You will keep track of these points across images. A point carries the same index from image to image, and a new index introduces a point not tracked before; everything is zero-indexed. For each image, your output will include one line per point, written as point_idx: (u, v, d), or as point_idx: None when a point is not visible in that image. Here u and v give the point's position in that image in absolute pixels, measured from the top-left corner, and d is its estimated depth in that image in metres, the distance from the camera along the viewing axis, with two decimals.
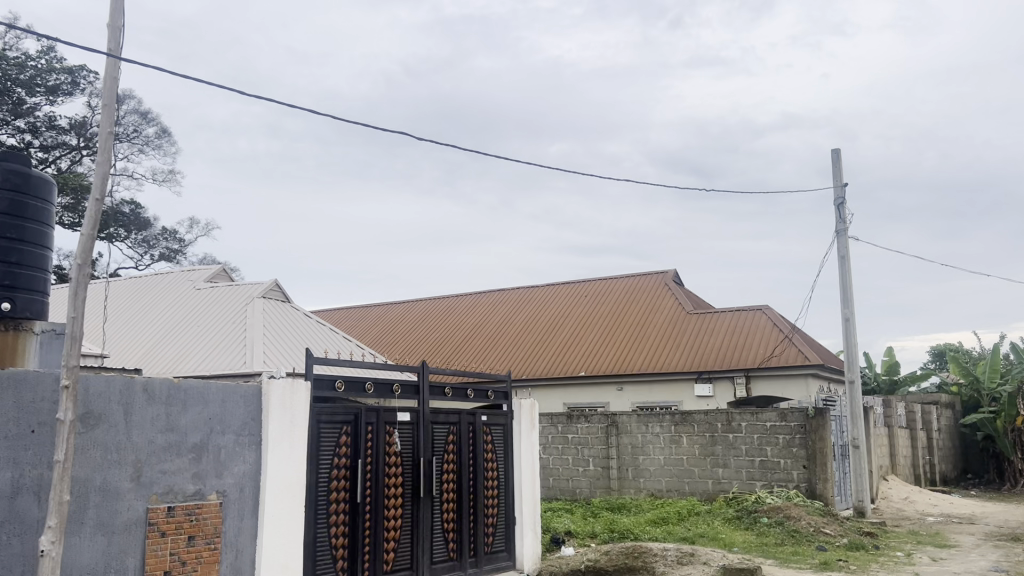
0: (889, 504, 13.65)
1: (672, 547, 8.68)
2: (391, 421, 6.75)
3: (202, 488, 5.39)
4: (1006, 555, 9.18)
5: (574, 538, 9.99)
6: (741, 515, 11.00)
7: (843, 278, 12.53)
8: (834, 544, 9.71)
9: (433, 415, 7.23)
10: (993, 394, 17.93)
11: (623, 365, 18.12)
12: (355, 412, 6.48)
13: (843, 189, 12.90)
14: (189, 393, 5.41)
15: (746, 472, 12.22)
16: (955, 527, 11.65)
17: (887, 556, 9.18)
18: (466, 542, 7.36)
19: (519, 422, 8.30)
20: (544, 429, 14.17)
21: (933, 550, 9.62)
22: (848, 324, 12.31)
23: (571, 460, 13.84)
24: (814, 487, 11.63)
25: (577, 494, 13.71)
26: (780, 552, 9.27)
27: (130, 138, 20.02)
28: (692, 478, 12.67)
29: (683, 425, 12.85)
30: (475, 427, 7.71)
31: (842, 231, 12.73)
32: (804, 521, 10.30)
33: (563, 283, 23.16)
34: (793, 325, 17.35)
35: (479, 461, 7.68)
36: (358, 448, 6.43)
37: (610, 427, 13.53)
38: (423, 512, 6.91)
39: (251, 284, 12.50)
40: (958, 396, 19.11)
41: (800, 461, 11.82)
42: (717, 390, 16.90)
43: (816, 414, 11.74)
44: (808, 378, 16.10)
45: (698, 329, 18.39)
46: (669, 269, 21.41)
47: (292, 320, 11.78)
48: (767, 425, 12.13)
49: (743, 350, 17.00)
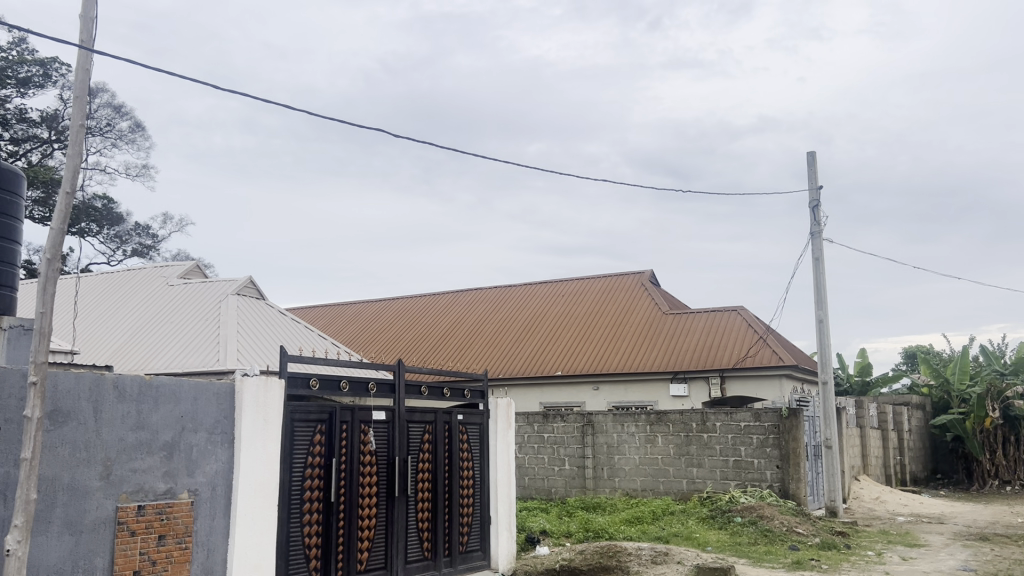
0: (860, 504, 13.81)
1: (646, 547, 8.70)
2: (366, 420, 6.71)
3: (173, 487, 5.33)
4: (974, 554, 9.32)
5: (550, 538, 9.97)
6: (715, 514, 11.07)
7: (818, 280, 12.64)
8: (807, 544, 9.79)
9: (409, 414, 7.20)
10: (962, 396, 18.18)
11: (599, 365, 18.16)
12: (330, 411, 6.42)
13: (818, 191, 13.02)
14: (160, 390, 5.34)
15: (720, 472, 12.29)
16: (924, 527, 11.81)
17: (859, 556, 9.27)
18: (441, 541, 7.34)
19: (495, 421, 8.30)
20: (521, 428, 14.15)
21: (903, 549, 9.75)
22: (822, 326, 12.43)
23: (547, 459, 13.83)
24: (787, 486, 11.73)
25: (553, 493, 13.71)
26: (753, 552, 9.32)
27: (103, 131, 19.73)
28: (667, 477, 12.73)
29: (658, 425, 12.90)
30: (451, 426, 7.69)
31: (817, 233, 12.84)
32: (777, 521, 10.37)
33: (540, 282, 23.18)
34: (768, 325, 17.51)
35: (455, 460, 7.66)
36: (332, 447, 6.38)
37: (586, 426, 13.56)
38: (398, 512, 6.88)
39: (226, 280, 12.37)
40: (929, 397, 19.35)
41: (774, 461, 11.91)
42: (693, 390, 16.98)
43: (789, 414, 11.83)
44: (782, 379, 16.24)
45: (673, 329, 18.48)
46: (646, 269, 21.49)
47: (265, 317, 11.68)
48: (741, 425, 12.21)
49: (718, 350, 17.11)
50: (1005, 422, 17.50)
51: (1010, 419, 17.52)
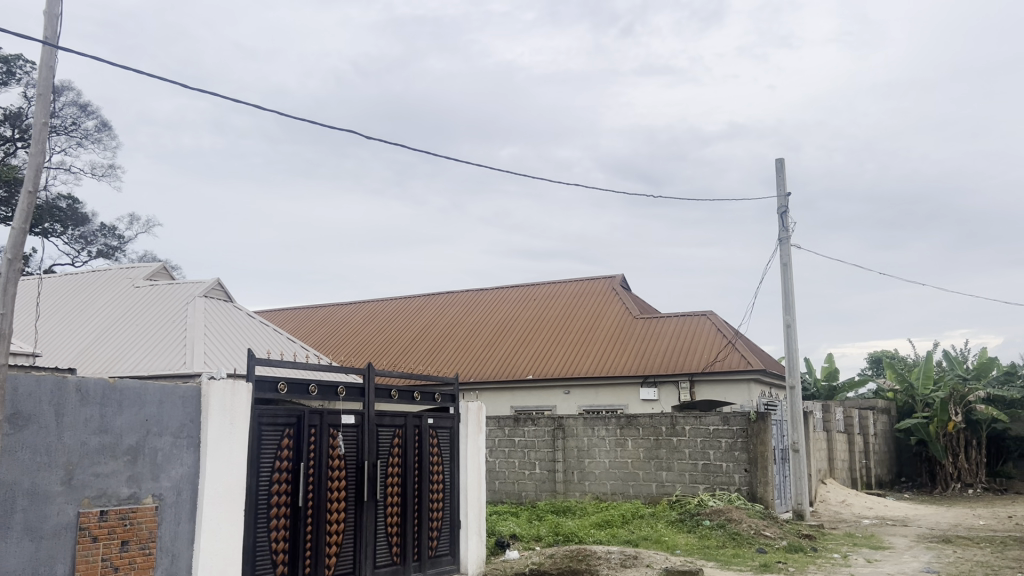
0: (826, 507, 13.97)
1: (615, 551, 8.72)
2: (335, 424, 6.65)
3: (137, 491, 5.24)
4: (937, 556, 9.48)
5: (520, 542, 9.96)
6: (684, 518, 11.13)
7: (786, 286, 12.77)
8: (774, 546, 9.88)
9: (378, 418, 7.15)
10: (926, 400, 18.45)
11: (570, 369, 18.20)
12: (298, 414, 6.36)
13: (786, 198, 13.16)
14: (125, 392, 5.25)
15: (689, 475, 12.37)
16: (889, 529, 11.97)
17: (825, 558, 9.38)
18: (410, 545, 7.30)
19: (466, 425, 8.29)
20: (491, 432, 14.12)
21: (868, 552, 9.87)
22: (789, 330, 12.56)
23: (517, 463, 13.82)
24: (755, 489, 11.83)
25: (523, 497, 13.70)
26: (721, 555, 9.38)
27: (68, 131, 19.40)
28: (637, 481, 12.78)
29: (629, 428, 12.94)
30: (421, 429, 7.65)
31: (785, 239, 12.98)
32: (745, 524, 10.46)
33: (512, 286, 23.17)
34: (737, 330, 17.67)
35: (424, 464, 7.62)
36: (300, 451, 6.32)
37: (557, 430, 13.57)
38: (367, 516, 6.83)
39: (193, 282, 12.21)
40: (893, 401, 19.63)
41: (742, 464, 12.02)
42: (662, 393, 17.07)
43: (757, 418, 11.93)
44: (750, 383, 16.38)
45: (644, 334, 18.56)
46: (617, 274, 21.57)
47: (234, 320, 11.54)
48: (710, 429, 12.30)
49: (688, 355, 17.22)
50: (967, 426, 17.81)
51: (972, 423, 17.83)
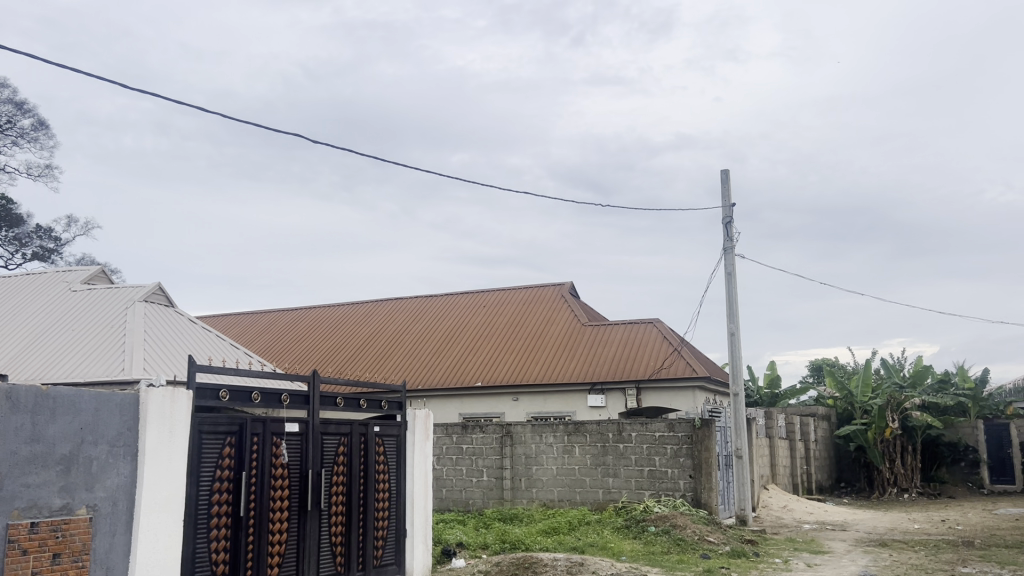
0: (769, 512, 14.20)
1: (562, 558, 8.74)
2: (278, 432, 6.54)
3: (71, 502, 5.08)
4: (874, 560, 9.72)
5: (466, 550, 9.90)
6: (630, 524, 11.20)
7: (730, 294, 12.99)
8: (718, 552, 10.01)
9: (323, 426, 7.05)
10: (864, 407, 18.92)
11: (519, 376, 18.22)
12: (240, 423, 6.23)
13: (731, 208, 13.40)
14: (59, 400, 5.09)
15: (635, 482, 12.47)
16: (828, 534, 12.22)
17: (767, 563, 9.53)
18: (354, 555, 7.20)
19: (413, 432, 8.24)
20: (439, 440, 14.04)
21: (808, 556, 10.07)
22: (733, 338, 12.77)
23: (464, 471, 13.75)
24: (700, 496, 11.98)
25: (470, 505, 13.63)
26: (666, 560, 9.48)
27: (3, 129, 18.78)
28: (584, 487, 12.83)
29: (576, 435, 13.00)
30: (367, 438, 7.56)
31: (729, 248, 13.21)
32: (689, 530, 10.58)
33: (460, 293, 23.12)
34: (682, 338, 17.92)
35: (370, 472, 7.53)
36: (242, 459, 6.19)
37: (505, 437, 13.55)
38: (310, 525, 6.72)
39: (133, 287, 11.90)
40: (834, 408, 20.07)
41: (687, 471, 12.15)
42: (610, 400, 17.19)
43: (702, 425, 12.10)
44: (695, 390, 16.62)
45: (592, 341, 18.68)
46: (566, 281, 21.69)
47: (175, 325, 11.26)
48: (656, 435, 12.42)
49: (635, 362, 17.38)
50: (903, 433, 18.32)
51: (908, 430, 18.34)
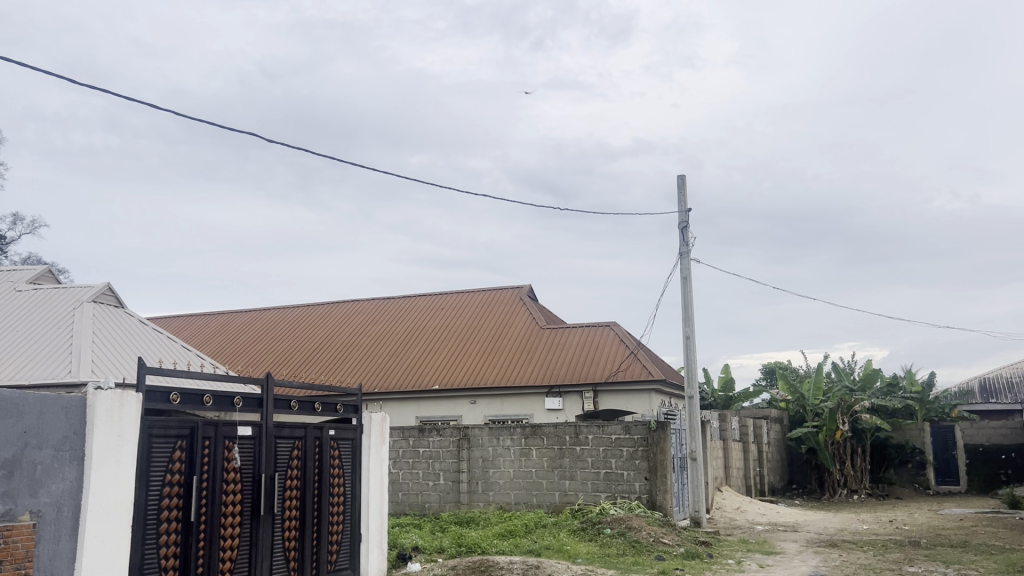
0: (722, 514, 14.37)
1: (518, 560, 8.75)
2: (231, 436, 6.42)
3: (12, 508, 4.94)
4: (824, 560, 9.89)
5: (422, 554, 9.85)
6: (586, 526, 11.25)
7: (685, 297, 13.13)
8: (672, 553, 10.10)
9: (277, 429, 6.94)
10: (816, 410, 19.24)
11: (476, 379, 18.18)
12: (191, 426, 6.11)
13: (687, 213, 13.55)
14: (1, 403, 4.96)
15: (592, 484, 12.53)
16: (780, 535, 12.43)
17: (720, 564, 9.65)
18: (308, 559, 7.11)
19: (368, 436, 8.16)
20: (395, 443, 13.94)
21: (761, 557, 10.22)
22: (689, 341, 12.91)
23: (421, 474, 13.68)
24: (655, 497, 12.09)
25: (427, 508, 13.56)
26: (621, 562, 9.54)
27: None
28: (541, 490, 12.86)
29: (533, 438, 13.02)
30: (322, 441, 7.47)
31: (684, 253, 13.35)
32: (644, 532, 10.66)
33: (418, 295, 23.01)
34: (639, 341, 18.07)
35: (325, 476, 7.45)
36: (193, 463, 6.07)
37: (462, 440, 13.50)
38: (263, 529, 6.62)
39: (80, 287, 11.62)
40: (786, 411, 20.38)
41: (642, 473, 12.25)
42: (567, 403, 17.25)
43: (658, 427, 12.22)
44: (651, 393, 16.77)
45: (549, 344, 18.71)
46: (525, 284, 21.72)
47: (125, 327, 11.00)
48: (612, 438, 12.50)
49: (592, 365, 17.46)
50: (853, 435, 18.69)
51: (858, 432, 18.74)
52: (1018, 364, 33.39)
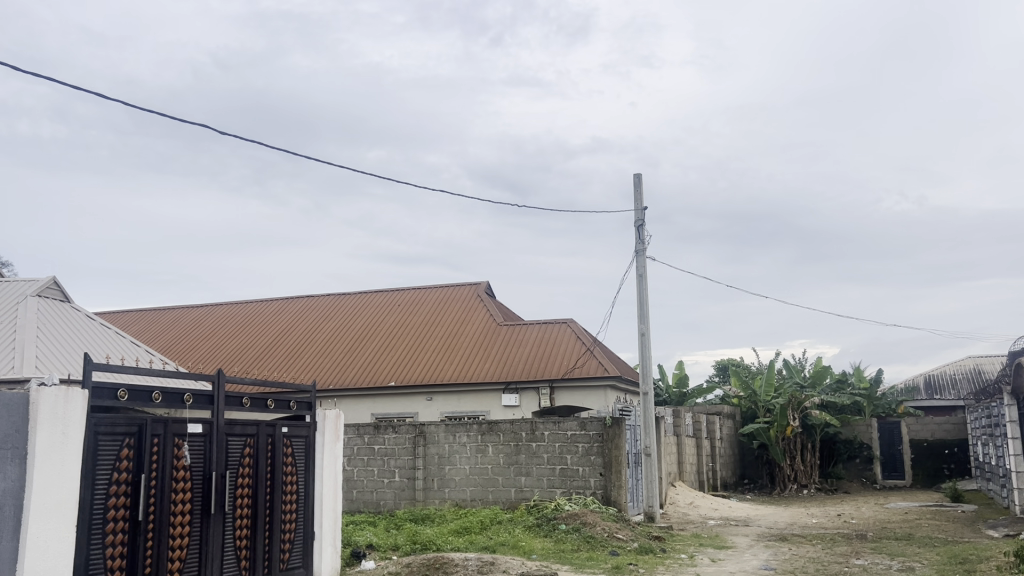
0: (675, 509, 14.54)
1: (473, 557, 8.74)
2: (180, 433, 6.31)
3: None
4: (774, 554, 10.06)
5: (376, 551, 9.80)
6: (541, 522, 11.28)
7: (641, 295, 13.24)
8: (626, 548, 10.20)
9: (228, 427, 6.83)
10: (768, 405, 19.40)
11: (433, 376, 18.12)
12: (140, 423, 5.98)
13: (643, 212, 13.66)
14: None
15: (547, 480, 12.59)
16: (731, 529, 12.61)
17: (673, 559, 9.76)
18: (259, 558, 7.02)
19: (322, 433, 8.07)
20: (350, 440, 13.83)
21: (712, 551, 10.37)
22: (644, 339, 13.02)
23: (376, 472, 13.58)
24: (609, 493, 12.21)
25: (381, 506, 13.47)
26: (575, 558, 9.59)
27: None
28: (496, 487, 12.86)
29: (489, 434, 13.01)
30: (275, 439, 7.37)
31: (640, 251, 13.46)
32: (598, 527, 10.74)
33: (374, 291, 22.86)
34: (595, 338, 18.19)
35: (277, 473, 7.35)
36: (141, 462, 5.95)
37: (418, 437, 13.44)
38: (213, 528, 6.52)
39: (24, 280, 11.30)
40: (738, 407, 20.67)
41: (597, 469, 12.34)
42: (523, 399, 17.28)
43: (613, 423, 12.34)
44: (607, 389, 16.89)
45: (506, 341, 18.73)
46: (482, 281, 21.68)
47: (72, 322, 10.72)
48: (568, 434, 12.56)
49: (548, 362, 17.52)
50: (803, 431, 19.05)
51: (808, 428, 19.12)
52: (960, 361, 34.38)
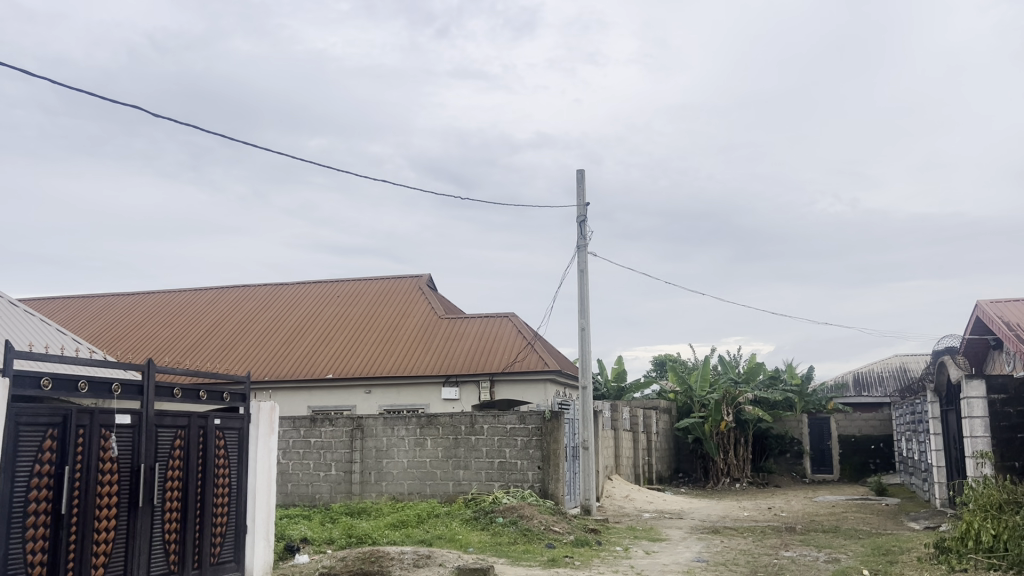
0: (612, 502, 14.71)
1: (408, 551, 8.67)
2: (107, 424, 6.11)
3: None
4: (706, 546, 10.25)
5: (311, 546, 9.67)
6: (478, 515, 11.30)
7: (582, 291, 13.32)
8: (562, 541, 10.27)
9: (158, 419, 6.63)
10: (702, 401, 19.83)
11: (372, 368, 17.95)
12: (64, 414, 5.77)
13: (585, 207, 13.74)
14: None
15: (485, 473, 12.59)
16: (666, 522, 12.82)
17: (607, 551, 9.86)
18: (189, 552, 6.84)
19: (256, 426, 7.91)
20: (286, 433, 13.60)
21: (647, 543, 10.52)
22: (584, 333, 13.11)
23: (312, 465, 13.39)
24: (547, 486, 12.29)
25: (317, 499, 13.30)
26: (512, 551, 9.61)
27: None
28: (434, 480, 12.81)
29: (428, 428, 12.94)
30: (206, 431, 7.19)
31: (582, 246, 13.54)
32: (535, 520, 10.78)
33: (313, 282, 22.51)
34: (536, 332, 18.24)
35: (209, 465, 7.18)
36: (66, 453, 5.74)
37: (355, 430, 13.30)
38: (141, 521, 6.33)
39: None
40: (675, 401, 20.98)
41: (536, 462, 12.41)
42: (463, 393, 17.22)
43: (552, 417, 12.41)
44: (546, 383, 16.97)
45: (447, 334, 18.65)
46: (424, 273, 21.51)
47: None
48: (506, 428, 12.59)
49: (489, 355, 17.51)
50: (736, 425, 19.44)
51: (741, 423, 19.55)
52: (886, 359, 35.54)
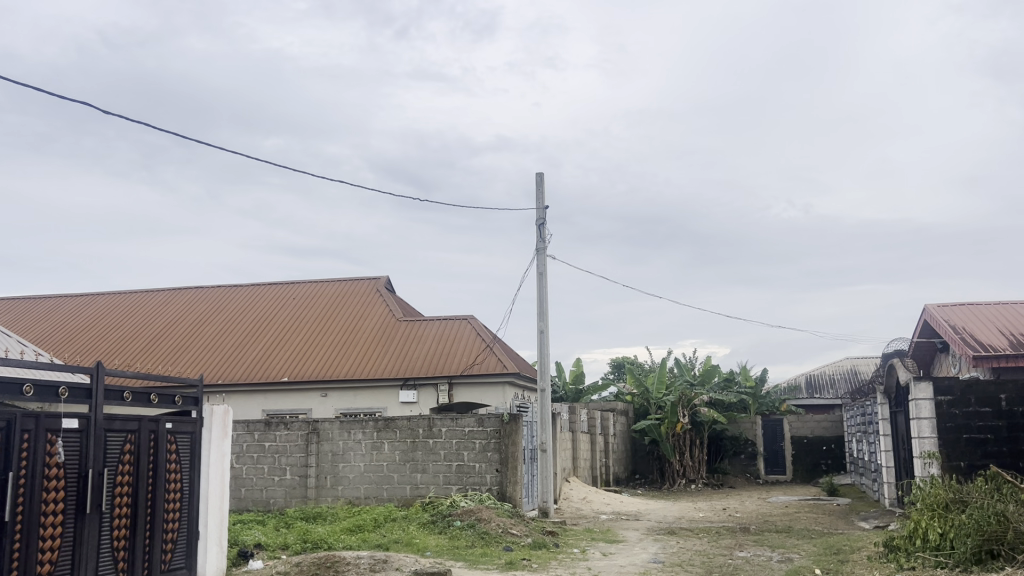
0: (569, 504, 14.75)
1: (364, 555, 8.59)
2: (54, 429, 5.95)
3: None
4: (663, 547, 10.34)
5: (264, 551, 9.50)
6: (436, 519, 11.23)
7: (540, 294, 13.35)
8: (519, 544, 10.26)
9: (107, 422, 6.48)
10: (659, 403, 19.99)
11: (329, 371, 17.78)
12: (9, 418, 5.61)
13: (544, 210, 13.78)
14: None
15: (443, 476, 12.54)
16: (622, 523, 12.90)
17: (565, 553, 9.90)
18: (139, 559, 6.69)
19: (208, 430, 7.77)
20: (240, 437, 13.37)
21: (604, 545, 10.55)
22: (542, 336, 13.14)
23: (266, 470, 13.19)
24: (505, 489, 12.29)
25: (272, 504, 13.10)
26: (469, 554, 9.57)
27: None
28: (391, 484, 12.72)
29: (385, 431, 12.85)
30: (157, 435, 7.04)
31: (541, 249, 13.58)
32: (493, 523, 10.77)
33: (269, 284, 22.22)
34: (494, 334, 18.24)
35: (160, 470, 7.03)
36: (9, 458, 5.58)
37: (311, 434, 13.15)
38: (89, 528, 6.18)
39: None
40: (631, 404, 21.13)
41: (493, 465, 12.40)
42: (421, 396, 17.14)
43: (510, 419, 12.42)
44: (504, 386, 16.98)
45: (405, 337, 18.56)
46: (381, 276, 21.36)
47: None
48: (465, 430, 12.55)
49: (447, 358, 17.45)
50: (692, 427, 19.64)
51: (696, 425, 19.78)
52: (838, 361, 36.26)
